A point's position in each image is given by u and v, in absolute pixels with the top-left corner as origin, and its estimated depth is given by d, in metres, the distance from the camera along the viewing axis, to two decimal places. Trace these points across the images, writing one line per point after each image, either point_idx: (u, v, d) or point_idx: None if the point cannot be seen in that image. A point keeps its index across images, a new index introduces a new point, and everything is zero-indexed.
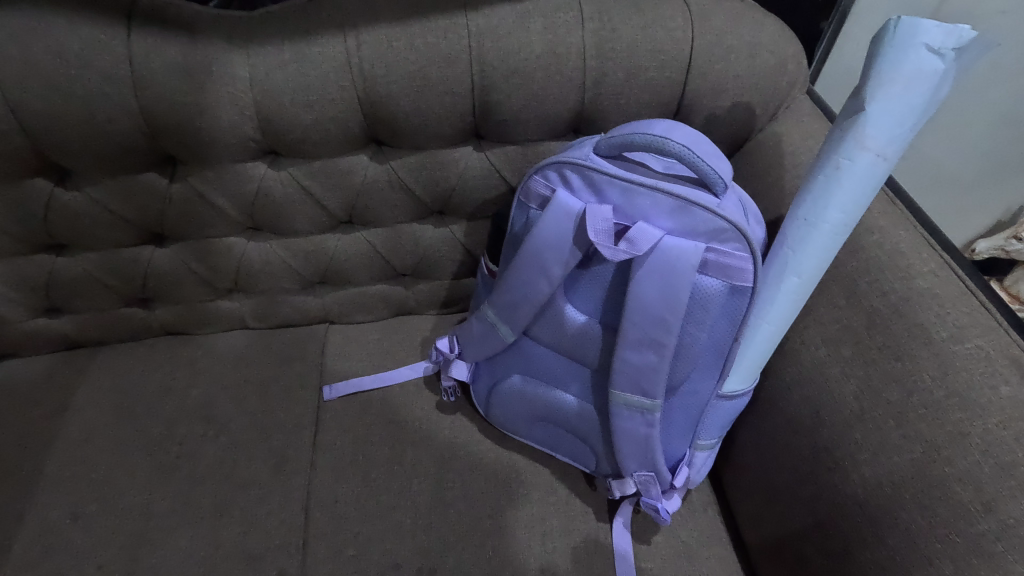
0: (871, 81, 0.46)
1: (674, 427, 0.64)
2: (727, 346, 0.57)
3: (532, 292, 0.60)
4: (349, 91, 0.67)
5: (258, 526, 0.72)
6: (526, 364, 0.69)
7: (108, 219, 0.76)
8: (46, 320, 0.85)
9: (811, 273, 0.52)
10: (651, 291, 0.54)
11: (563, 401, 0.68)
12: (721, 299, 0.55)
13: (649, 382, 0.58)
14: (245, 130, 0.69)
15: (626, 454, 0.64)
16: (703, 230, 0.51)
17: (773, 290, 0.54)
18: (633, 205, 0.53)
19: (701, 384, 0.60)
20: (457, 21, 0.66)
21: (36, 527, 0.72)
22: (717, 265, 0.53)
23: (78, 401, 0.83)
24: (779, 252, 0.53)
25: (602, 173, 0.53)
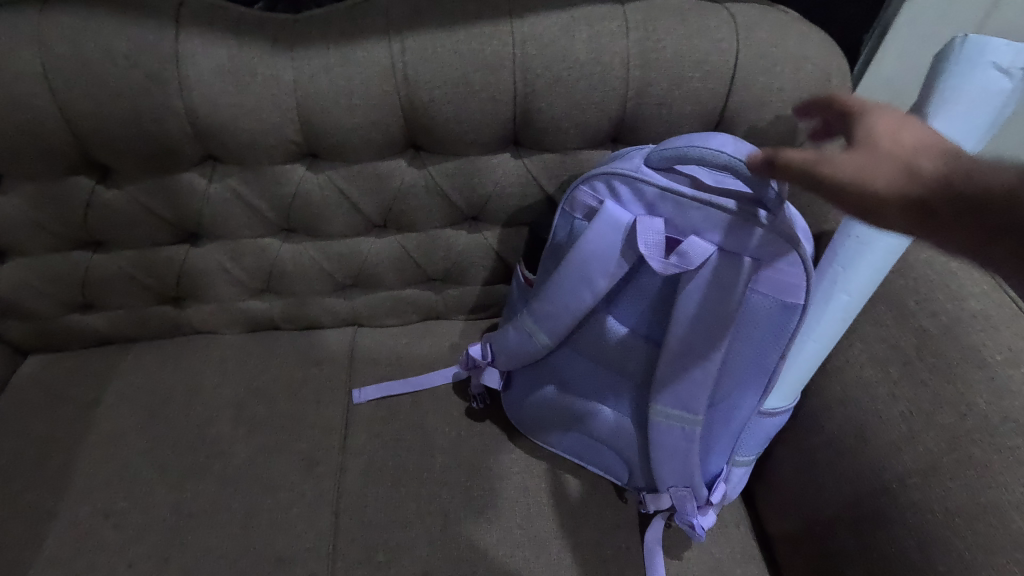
0: (940, 93, 0.46)
1: (713, 442, 0.63)
2: (773, 363, 0.56)
3: (574, 303, 0.60)
4: (392, 96, 0.67)
5: (287, 528, 0.72)
6: (562, 374, 0.68)
7: (146, 217, 0.76)
8: (79, 316, 0.86)
9: (860, 291, 0.54)
10: (700, 305, 0.53)
11: (598, 413, 0.67)
12: (771, 316, 0.54)
13: (692, 396, 0.58)
14: (288, 133, 0.69)
15: (664, 468, 0.63)
16: (757, 244, 0.50)
17: (822, 305, 0.55)
18: (684, 219, 0.52)
19: (745, 401, 0.59)
20: (503, 28, 0.66)
21: (68, 523, 0.72)
22: (769, 281, 0.52)
23: (110, 397, 0.83)
24: (830, 270, 0.55)
25: (654, 186, 0.52)
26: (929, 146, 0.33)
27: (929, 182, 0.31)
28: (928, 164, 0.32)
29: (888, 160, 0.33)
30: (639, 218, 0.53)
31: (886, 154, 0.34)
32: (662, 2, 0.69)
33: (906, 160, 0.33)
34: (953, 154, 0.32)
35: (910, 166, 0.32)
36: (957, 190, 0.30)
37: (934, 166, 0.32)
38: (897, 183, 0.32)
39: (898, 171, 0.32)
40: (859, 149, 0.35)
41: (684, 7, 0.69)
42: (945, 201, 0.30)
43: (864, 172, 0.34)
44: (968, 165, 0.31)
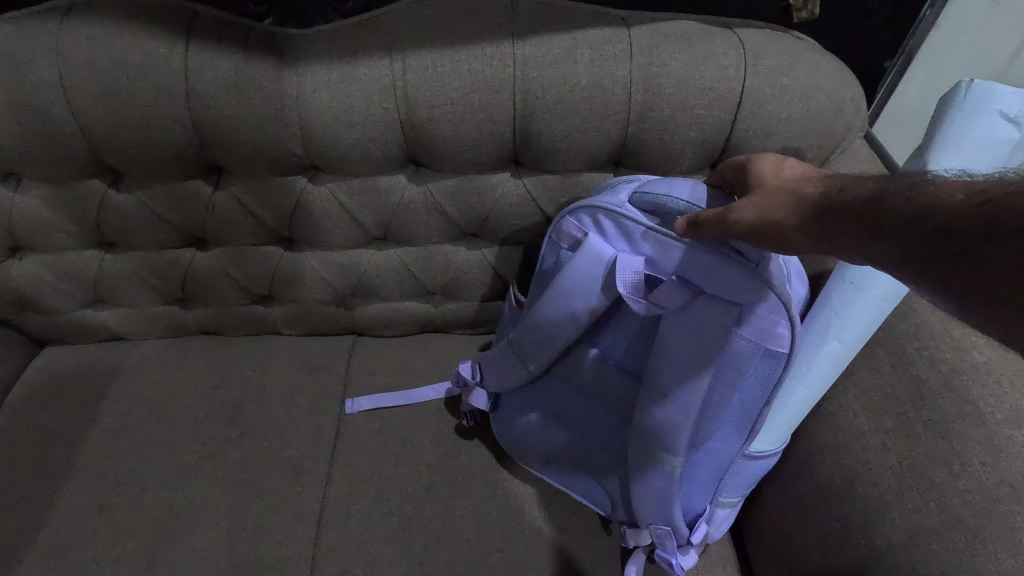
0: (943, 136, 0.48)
1: (696, 482, 0.61)
2: (758, 409, 0.54)
3: (558, 332, 0.61)
4: (392, 113, 0.68)
5: (270, 534, 0.73)
6: (548, 400, 0.69)
7: (155, 221, 0.79)
8: (91, 312, 0.89)
9: (853, 340, 0.53)
10: (680, 345, 0.54)
11: (583, 441, 0.68)
12: (756, 363, 0.52)
13: (670, 436, 0.57)
14: (290, 146, 0.70)
15: (644, 504, 0.63)
16: (740, 290, 0.49)
17: (812, 352, 0.54)
18: (664, 259, 0.52)
19: (729, 444, 0.58)
20: (504, 49, 0.66)
21: (65, 514, 0.75)
22: (753, 327, 0.51)
23: (114, 392, 0.86)
24: (824, 316, 0.54)
25: (636, 224, 0.53)
26: (808, 181, 0.44)
27: (814, 206, 0.42)
28: (808, 193, 0.43)
29: (779, 194, 0.45)
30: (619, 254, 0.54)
31: (776, 191, 0.45)
32: (669, 26, 0.68)
33: (794, 194, 0.44)
34: (824, 181, 0.43)
35: (795, 196, 0.44)
36: (831, 207, 0.41)
37: (813, 194, 0.43)
38: (791, 209, 0.43)
39: (788, 201, 0.44)
40: (756, 190, 0.47)
41: (691, 32, 0.67)
42: (826, 216, 0.41)
43: (764, 209, 0.45)
44: (840, 187, 0.42)
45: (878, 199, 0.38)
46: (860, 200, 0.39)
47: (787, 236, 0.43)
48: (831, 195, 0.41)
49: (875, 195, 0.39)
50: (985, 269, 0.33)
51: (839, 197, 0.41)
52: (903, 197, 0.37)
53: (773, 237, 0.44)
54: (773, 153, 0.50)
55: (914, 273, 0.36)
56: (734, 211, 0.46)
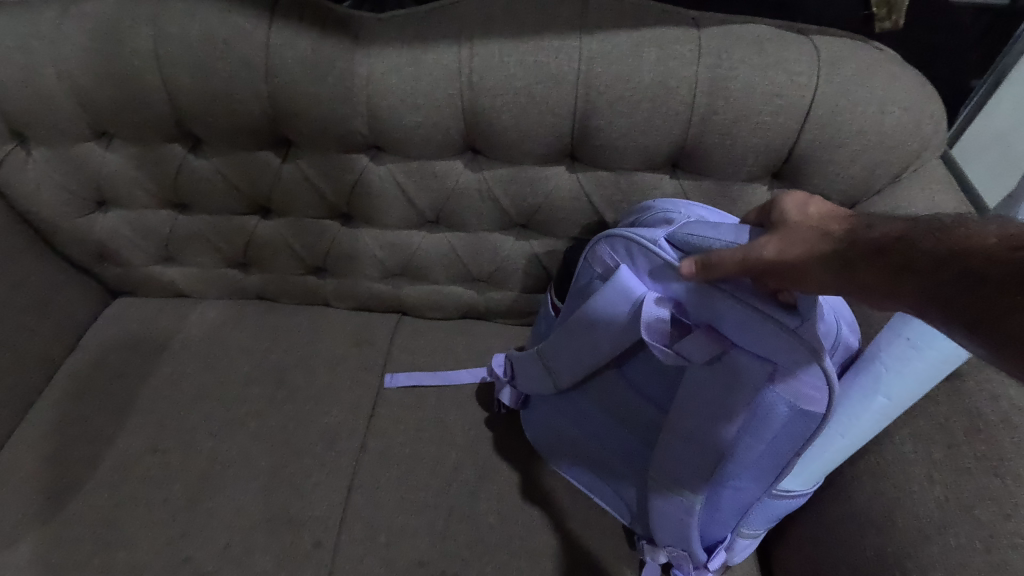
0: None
1: (717, 515, 0.62)
2: (787, 459, 0.54)
3: (588, 354, 0.64)
4: (455, 100, 0.69)
5: (304, 492, 0.76)
6: (575, 413, 0.70)
7: (226, 187, 0.83)
8: (161, 268, 0.95)
9: (902, 395, 0.50)
10: (707, 391, 0.54)
11: (604, 458, 0.69)
12: (786, 419, 0.52)
13: (691, 475, 0.58)
14: (356, 124, 0.73)
15: (662, 531, 0.64)
16: (773, 346, 0.49)
17: (857, 405, 0.52)
18: (695, 306, 0.53)
19: (754, 488, 0.58)
20: (571, 43, 0.67)
21: (122, 451, 0.80)
22: (785, 382, 0.51)
23: (174, 345, 0.92)
24: (873, 367, 0.51)
25: (670, 263, 0.54)
26: (833, 221, 0.44)
27: (838, 244, 0.42)
28: (834, 231, 0.43)
29: (804, 231, 0.45)
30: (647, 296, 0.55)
31: (801, 228, 0.45)
32: (742, 29, 0.66)
33: (820, 232, 0.44)
34: (850, 222, 0.44)
35: (821, 233, 0.44)
36: (856, 245, 0.41)
37: (837, 234, 0.43)
38: (815, 246, 0.43)
39: (814, 238, 0.44)
40: (780, 227, 0.47)
41: (765, 36, 0.66)
42: (852, 251, 0.41)
43: (787, 245, 0.44)
44: (866, 228, 0.42)
45: (909, 244, 0.38)
46: (889, 239, 0.39)
47: (805, 273, 0.43)
48: (854, 237, 0.42)
49: (902, 236, 0.39)
50: (1019, 303, 0.30)
51: (862, 238, 0.41)
52: (933, 239, 0.37)
53: (792, 273, 0.44)
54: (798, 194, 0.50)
55: (943, 311, 0.34)
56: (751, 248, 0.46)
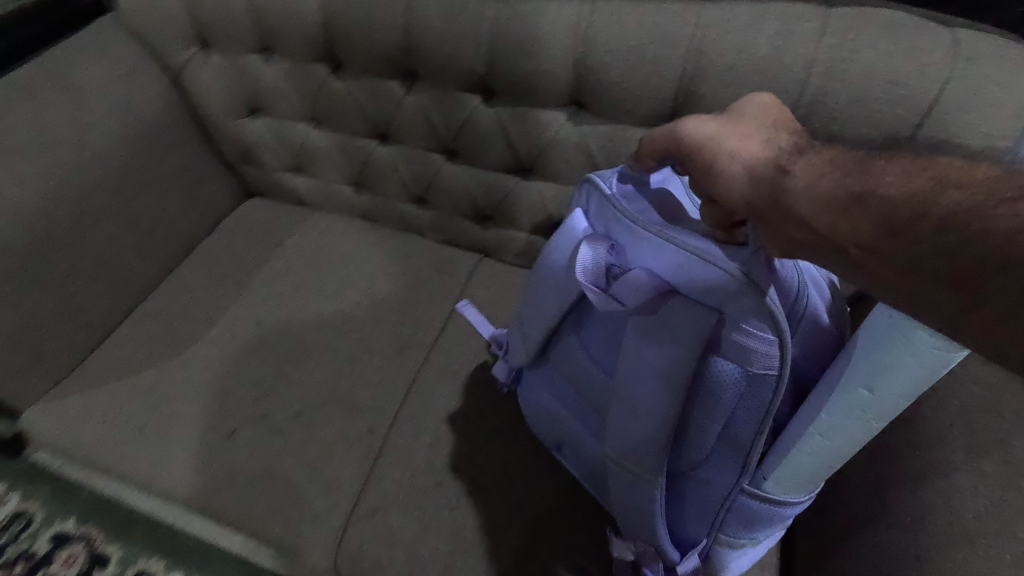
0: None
1: (688, 505, 0.61)
2: (747, 437, 0.53)
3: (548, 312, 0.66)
4: (569, 51, 0.73)
5: (369, 385, 0.86)
6: (546, 386, 0.72)
7: (354, 109, 0.93)
8: (289, 175, 1.09)
9: (890, 396, 0.43)
10: (653, 345, 0.54)
11: (578, 432, 0.69)
12: (736, 380, 0.51)
13: (641, 447, 0.58)
14: (476, 65, 0.79)
15: (631, 515, 0.63)
16: (714, 292, 0.49)
17: (839, 407, 0.46)
18: (636, 250, 0.55)
19: (722, 476, 0.57)
20: (690, 11, 0.68)
21: (234, 318, 0.94)
22: (732, 340, 0.50)
23: (289, 242, 1.05)
24: (846, 360, 0.44)
25: (617, 205, 0.57)
26: (782, 135, 0.48)
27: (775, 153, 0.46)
28: (779, 145, 0.47)
29: (752, 136, 0.48)
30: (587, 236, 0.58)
31: (754, 132, 0.48)
32: (875, 14, 0.64)
33: (767, 141, 0.47)
34: (796, 140, 0.47)
35: (766, 143, 0.47)
36: (791, 161, 0.44)
37: (778, 147, 0.46)
38: (755, 150, 0.47)
39: (758, 144, 0.47)
40: (733, 122, 0.49)
41: (899, 22, 0.63)
42: (784, 163, 0.44)
43: (729, 136, 0.48)
44: (807, 149, 0.45)
45: (868, 179, 0.39)
46: (831, 165, 0.42)
47: (730, 163, 0.47)
48: (792, 155, 0.45)
49: (848, 165, 0.42)
50: (984, 257, 0.33)
51: (799, 158, 0.45)
52: (900, 174, 0.39)
53: (722, 164, 0.47)
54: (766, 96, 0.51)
55: (896, 249, 0.37)
56: (697, 128, 0.50)
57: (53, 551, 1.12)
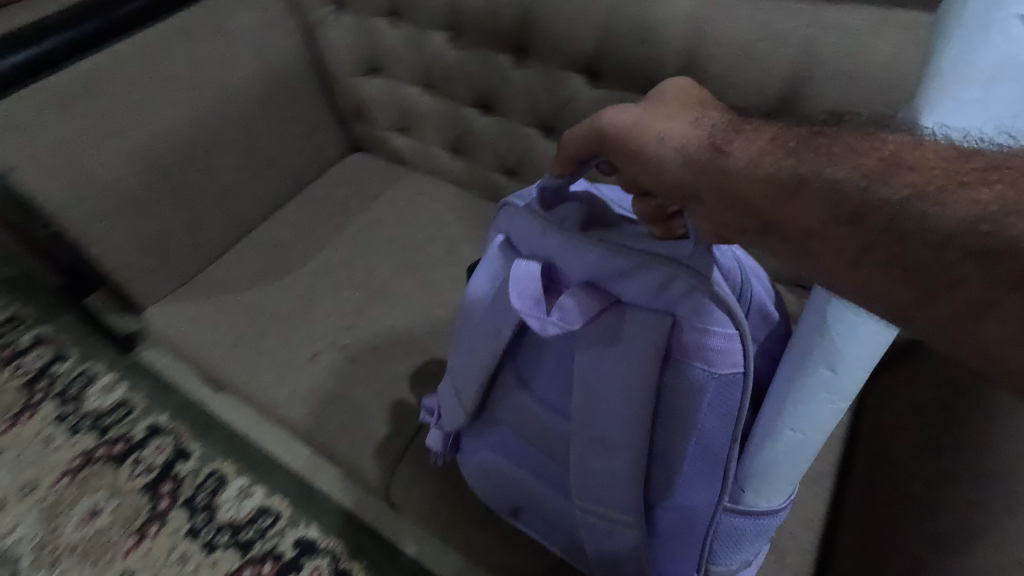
0: (929, 91, 0.33)
1: (671, 543, 0.59)
2: (722, 452, 0.52)
3: (481, 352, 0.63)
4: (678, 40, 0.75)
5: (439, 334, 0.92)
6: (488, 444, 0.68)
7: (461, 78, 0.99)
8: (394, 135, 1.17)
9: (853, 371, 0.42)
10: (612, 368, 0.52)
11: (533, 485, 0.65)
12: (703, 392, 0.50)
13: (610, 485, 0.56)
14: (584, 46, 0.83)
15: (614, 563, 0.61)
16: (669, 295, 0.48)
17: (810, 391, 0.44)
18: (572, 263, 0.53)
19: (702, 501, 0.55)
20: (813, 10, 0.68)
21: (328, 257, 1.03)
22: (692, 349, 0.49)
23: (385, 196, 1.13)
24: (795, 346, 0.44)
25: (538, 218, 0.55)
26: (710, 115, 0.44)
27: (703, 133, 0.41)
28: (707, 123, 0.42)
29: (675, 118, 0.44)
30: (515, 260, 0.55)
31: (673, 114, 0.45)
32: None
33: (693, 121, 0.43)
34: (723, 119, 0.43)
35: (694, 121, 0.43)
36: (721, 139, 0.39)
37: (708, 125, 0.42)
38: (682, 132, 0.42)
39: (683, 124, 0.43)
40: (651, 108, 0.47)
41: None
42: (713, 140, 0.40)
43: (654, 122, 0.45)
44: (734, 127, 0.41)
45: (798, 159, 0.34)
46: (765, 145, 0.37)
47: (658, 148, 0.43)
48: (725, 132, 0.40)
49: (779, 144, 0.36)
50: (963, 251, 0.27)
51: (736, 133, 0.39)
52: (851, 155, 0.33)
53: (653, 149, 0.43)
54: (690, 89, 0.51)
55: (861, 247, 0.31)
56: (621, 115, 0.47)
57: (146, 439, 1.27)
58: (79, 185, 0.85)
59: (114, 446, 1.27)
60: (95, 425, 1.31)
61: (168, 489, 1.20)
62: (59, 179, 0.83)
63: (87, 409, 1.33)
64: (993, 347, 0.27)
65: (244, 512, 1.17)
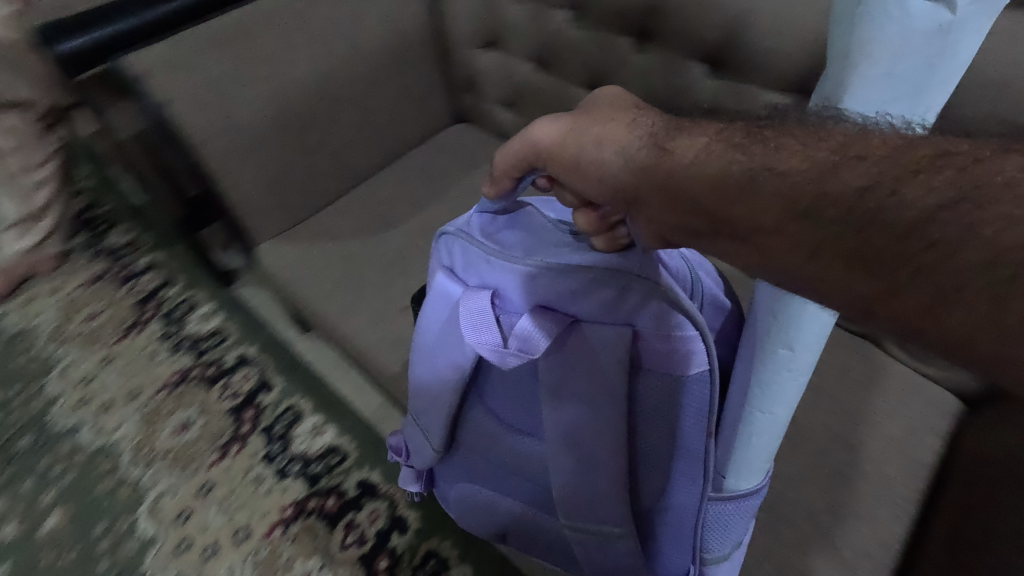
0: (851, 74, 0.38)
1: (672, 535, 0.66)
2: (699, 445, 0.59)
3: (443, 395, 0.72)
4: (815, 35, 0.73)
5: None
6: (471, 469, 0.80)
7: (577, 58, 1.00)
8: (500, 109, 1.20)
9: (807, 346, 0.49)
10: (582, 388, 0.59)
11: (522, 504, 0.77)
12: (663, 391, 0.58)
13: (593, 497, 0.64)
14: (711, 35, 0.82)
15: (619, 562, 0.69)
16: (627, 309, 0.55)
17: (770, 373, 0.51)
18: (524, 292, 0.59)
19: (688, 491, 0.62)
20: None
21: (426, 218, 1.08)
22: (651, 353, 0.56)
23: (484, 167, 1.17)
24: (754, 334, 0.50)
25: (491, 251, 0.61)
26: (641, 116, 0.49)
27: (635, 142, 0.46)
28: (635, 129, 0.47)
29: (608, 122, 0.49)
30: (467, 294, 0.61)
31: (606, 118, 0.50)
32: None
33: (623, 128, 0.48)
34: (649, 121, 0.48)
35: (629, 125, 0.48)
36: (654, 146, 0.44)
37: (640, 130, 0.47)
38: (618, 144, 0.47)
39: (618, 134, 0.48)
40: (584, 115, 0.51)
41: None
42: (648, 146, 0.45)
43: (592, 134, 0.49)
44: (659, 134, 0.45)
45: (724, 163, 0.39)
46: (690, 156, 0.42)
47: (599, 150, 0.48)
48: (664, 133, 0.45)
49: (704, 153, 0.41)
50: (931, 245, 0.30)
51: (675, 134, 0.44)
52: (769, 181, 0.37)
53: (596, 158, 0.48)
54: (614, 90, 0.54)
55: (811, 253, 0.34)
56: (549, 125, 0.53)
57: (236, 367, 1.38)
58: (221, 124, 0.93)
59: (208, 368, 1.38)
60: (193, 346, 1.42)
61: (251, 414, 1.30)
62: (208, 116, 0.91)
63: (187, 331, 1.45)
64: (961, 331, 0.29)
65: (316, 447, 1.24)
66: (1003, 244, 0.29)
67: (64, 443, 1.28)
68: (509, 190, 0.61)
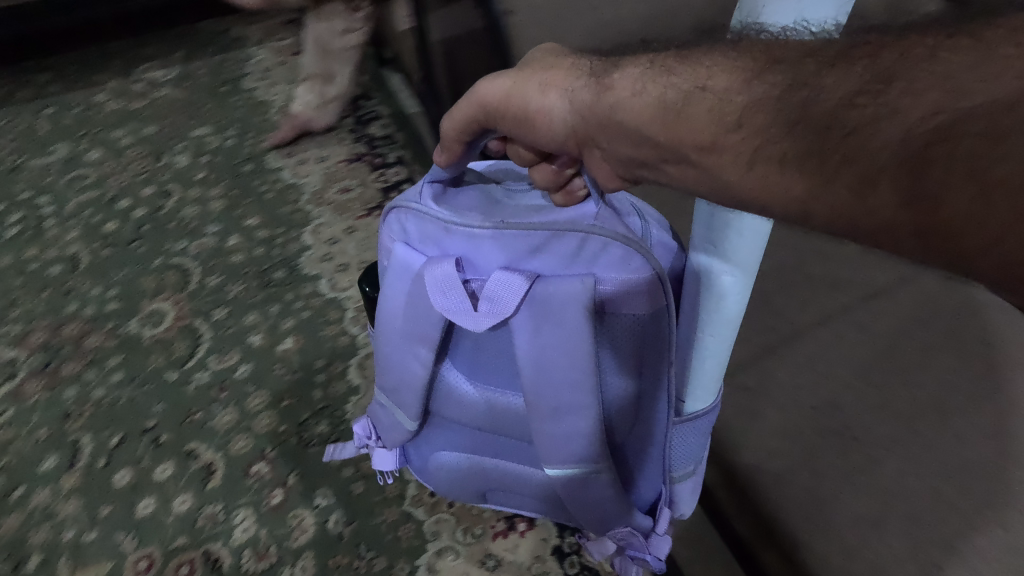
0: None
1: (650, 471, 0.89)
2: (660, 370, 0.80)
3: (416, 370, 0.87)
4: None
5: None
6: (450, 435, 0.98)
7: None
8: None
9: (742, 266, 0.69)
10: (547, 331, 0.74)
11: (509, 452, 0.94)
12: (630, 326, 0.76)
13: (570, 438, 0.80)
14: None
15: (601, 502, 0.87)
16: (586, 260, 0.73)
17: (719, 293, 0.72)
18: (489, 254, 0.76)
19: (658, 418, 0.83)
20: None
21: None
22: (609, 291, 0.74)
23: None
24: (700, 266, 0.72)
25: (451, 221, 0.77)
26: (572, 65, 0.62)
27: (570, 95, 0.60)
28: (569, 79, 0.61)
29: (539, 78, 0.63)
30: (433, 264, 0.77)
31: (534, 75, 0.64)
32: None
33: (556, 82, 0.62)
34: (575, 69, 0.62)
35: (564, 74, 0.62)
36: (581, 95, 0.60)
37: (571, 81, 0.61)
38: (558, 95, 0.61)
39: (554, 87, 0.62)
40: (513, 71, 0.65)
41: None
42: (578, 96, 0.60)
43: (534, 87, 0.63)
44: (584, 80, 0.60)
45: (659, 96, 0.54)
46: (608, 100, 0.57)
47: (545, 98, 0.62)
48: (596, 75, 0.60)
49: (631, 95, 0.56)
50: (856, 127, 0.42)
51: (608, 71, 0.59)
52: (705, 106, 0.50)
53: (541, 111, 0.63)
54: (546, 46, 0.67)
55: (782, 165, 0.46)
56: (496, 82, 0.65)
57: None
58: None
59: None
60: None
61: None
62: None
63: None
64: (904, 203, 0.40)
65: None
66: (919, 116, 0.40)
67: (307, 286, 1.59)
68: (460, 153, 0.77)
